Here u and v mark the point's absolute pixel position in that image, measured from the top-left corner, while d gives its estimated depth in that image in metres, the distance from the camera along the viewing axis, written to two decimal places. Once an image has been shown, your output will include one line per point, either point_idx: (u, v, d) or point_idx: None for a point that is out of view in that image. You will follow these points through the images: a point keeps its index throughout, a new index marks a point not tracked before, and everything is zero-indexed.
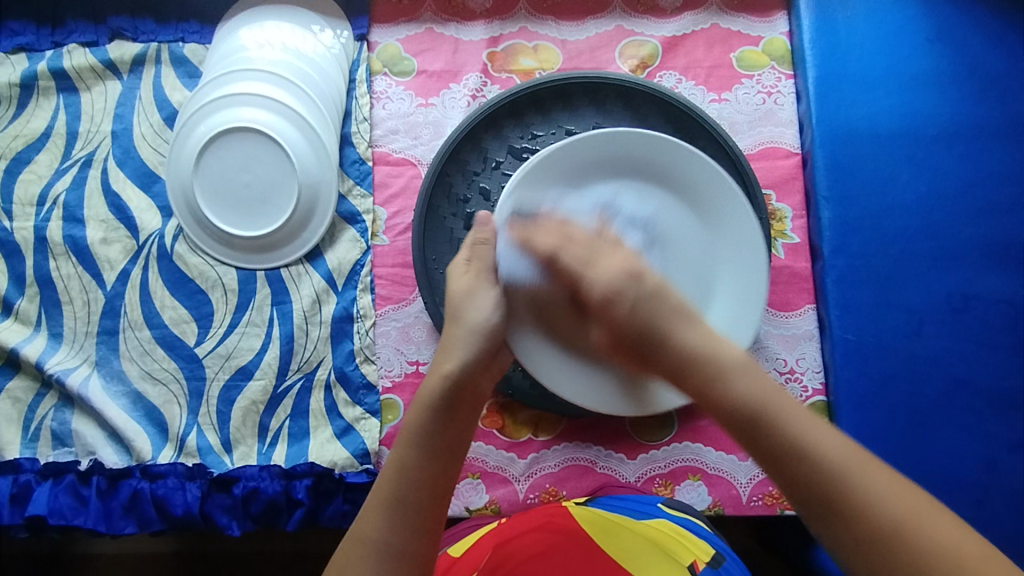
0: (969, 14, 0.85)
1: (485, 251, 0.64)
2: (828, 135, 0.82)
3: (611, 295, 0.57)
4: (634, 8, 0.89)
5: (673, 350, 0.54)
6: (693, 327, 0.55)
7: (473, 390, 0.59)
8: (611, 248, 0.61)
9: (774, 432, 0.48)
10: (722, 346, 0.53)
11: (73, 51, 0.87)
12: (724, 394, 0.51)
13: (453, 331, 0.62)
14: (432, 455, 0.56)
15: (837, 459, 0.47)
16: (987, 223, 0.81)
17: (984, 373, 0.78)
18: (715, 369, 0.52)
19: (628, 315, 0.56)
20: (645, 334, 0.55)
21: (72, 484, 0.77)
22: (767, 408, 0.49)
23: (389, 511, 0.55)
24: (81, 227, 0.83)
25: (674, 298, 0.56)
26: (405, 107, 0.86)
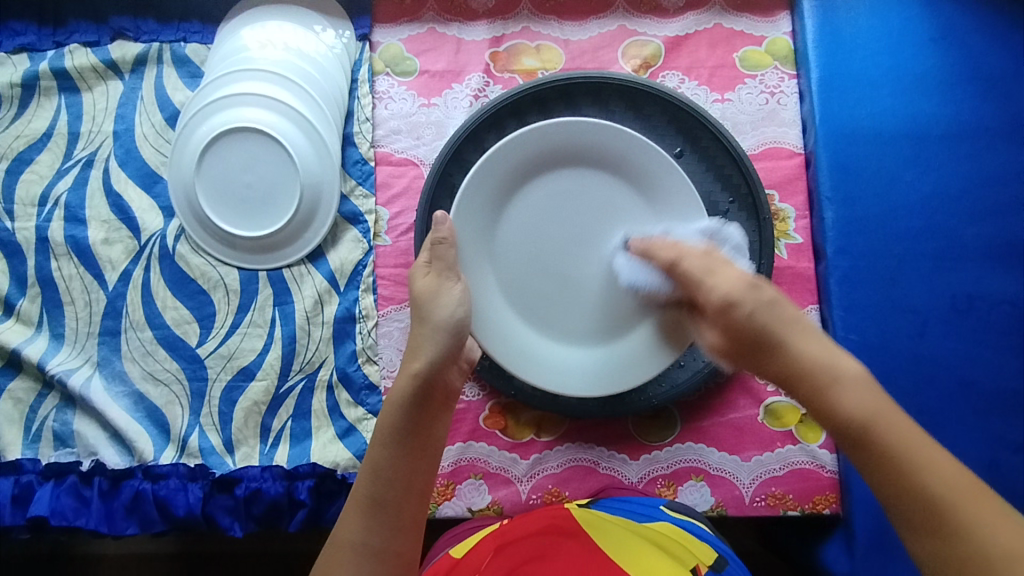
0: (973, 14, 0.85)
1: (445, 250, 0.68)
2: (831, 134, 0.82)
3: (731, 300, 0.60)
4: (636, 8, 0.88)
5: (785, 357, 0.57)
6: (813, 342, 0.57)
7: (443, 387, 0.63)
8: (722, 263, 0.64)
9: (884, 448, 0.52)
10: (841, 359, 0.56)
11: (75, 51, 0.87)
12: (834, 405, 0.54)
13: (421, 330, 0.65)
14: (404, 455, 0.60)
15: (949, 484, 0.50)
16: (992, 223, 0.81)
17: (988, 373, 0.78)
18: (829, 378, 0.55)
19: (746, 319, 0.59)
20: (761, 342, 0.58)
21: (74, 485, 0.77)
22: (874, 421, 0.52)
23: (367, 511, 0.59)
24: (83, 227, 0.83)
25: (792, 312, 0.60)
26: (408, 107, 0.86)
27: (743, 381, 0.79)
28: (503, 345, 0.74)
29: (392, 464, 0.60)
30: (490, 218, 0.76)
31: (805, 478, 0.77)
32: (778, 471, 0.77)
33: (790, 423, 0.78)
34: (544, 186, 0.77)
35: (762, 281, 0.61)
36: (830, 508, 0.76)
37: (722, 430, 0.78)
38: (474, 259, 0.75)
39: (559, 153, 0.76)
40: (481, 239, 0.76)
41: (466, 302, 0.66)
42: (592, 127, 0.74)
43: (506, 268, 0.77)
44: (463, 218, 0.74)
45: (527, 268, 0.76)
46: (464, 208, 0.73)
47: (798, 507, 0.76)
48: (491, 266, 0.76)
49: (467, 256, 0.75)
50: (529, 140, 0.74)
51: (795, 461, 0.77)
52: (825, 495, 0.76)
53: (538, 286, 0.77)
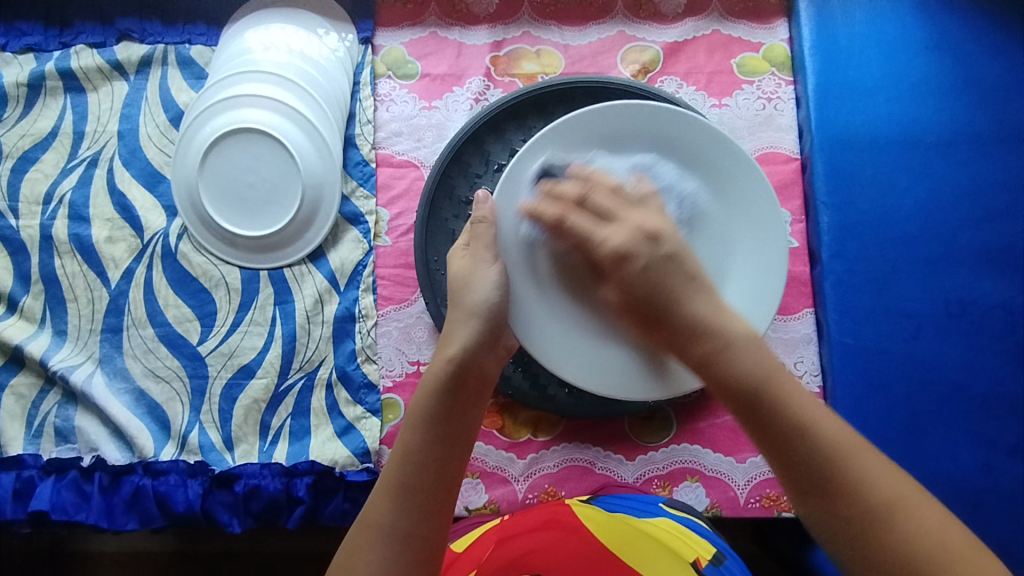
0: (968, 22, 0.85)
1: (482, 230, 0.65)
2: (827, 141, 0.83)
3: (626, 251, 0.57)
4: (636, 14, 0.90)
5: (678, 318, 0.55)
6: (705, 301, 0.55)
7: (477, 372, 0.61)
8: (634, 205, 0.60)
9: (775, 411, 0.49)
10: (732, 322, 0.54)
11: (81, 51, 0.88)
12: (724, 367, 0.51)
13: (455, 316, 0.63)
14: (436, 439, 0.57)
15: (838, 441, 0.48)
16: (985, 228, 0.81)
17: (982, 377, 0.78)
18: (719, 343, 0.52)
19: (640, 275, 0.56)
20: (655, 299, 0.55)
21: (75, 480, 0.77)
22: (766, 383, 0.50)
23: (395, 493, 0.55)
24: (87, 225, 0.84)
25: (688, 265, 0.57)
26: (409, 109, 0.87)
27: None
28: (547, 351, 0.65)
29: (423, 447, 0.57)
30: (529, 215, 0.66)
31: None
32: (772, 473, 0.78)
33: None
34: None
35: (663, 231, 0.58)
36: None
37: (717, 431, 0.79)
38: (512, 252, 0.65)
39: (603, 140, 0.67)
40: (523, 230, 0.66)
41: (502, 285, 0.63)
42: (629, 107, 0.66)
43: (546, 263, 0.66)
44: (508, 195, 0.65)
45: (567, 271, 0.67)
46: (510, 181, 0.65)
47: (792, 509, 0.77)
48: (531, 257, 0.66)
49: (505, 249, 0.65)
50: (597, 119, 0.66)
51: None
52: None
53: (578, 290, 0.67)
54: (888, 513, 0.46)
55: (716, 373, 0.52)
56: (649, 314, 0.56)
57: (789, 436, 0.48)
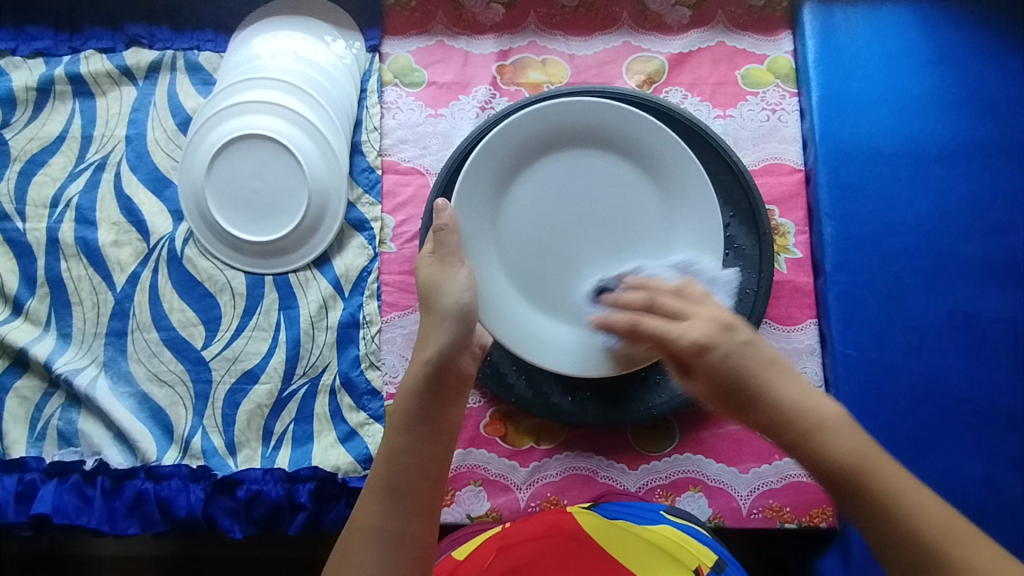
0: (971, 36, 0.86)
1: (447, 235, 0.69)
2: (831, 152, 0.84)
3: (704, 342, 0.55)
4: (641, 25, 0.90)
5: (770, 405, 0.53)
6: (788, 384, 0.54)
7: (456, 372, 0.63)
8: (696, 302, 0.60)
9: (879, 497, 0.50)
10: (820, 402, 0.53)
11: (91, 56, 0.88)
12: (825, 450, 0.51)
13: (429, 319, 0.66)
14: (420, 440, 0.60)
15: (943, 527, 0.49)
16: (988, 241, 0.82)
17: (985, 390, 0.78)
18: (815, 425, 0.52)
19: (722, 365, 0.54)
20: (738, 389, 0.54)
21: (77, 484, 0.77)
22: (867, 468, 0.50)
23: (385, 497, 0.58)
24: (94, 229, 0.84)
25: (765, 350, 0.55)
26: (416, 117, 0.87)
27: None
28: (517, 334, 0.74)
29: (408, 448, 0.60)
30: (492, 200, 0.77)
31: (801, 492, 0.77)
32: (775, 483, 0.78)
33: None
34: (528, 178, 0.78)
35: (734, 321, 0.57)
36: (826, 522, 0.77)
37: (720, 441, 0.79)
38: (479, 202, 0.76)
39: (544, 139, 0.78)
40: (494, 186, 0.77)
41: (471, 286, 0.67)
42: (558, 105, 0.76)
43: (509, 252, 0.78)
44: (489, 156, 0.76)
45: (524, 235, 0.78)
46: (465, 190, 0.75)
47: (794, 520, 0.77)
48: (495, 250, 0.77)
49: (472, 197, 0.76)
50: (532, 121, 0.76)
51: (792, 474, 0.78)
52: (821, 508, 0.77)
53: (533, 251, 0.78)
54: None
55: (813, 457, 0.52)
56: (731, 402, 0.55)
57: (896, 519, 0.49)
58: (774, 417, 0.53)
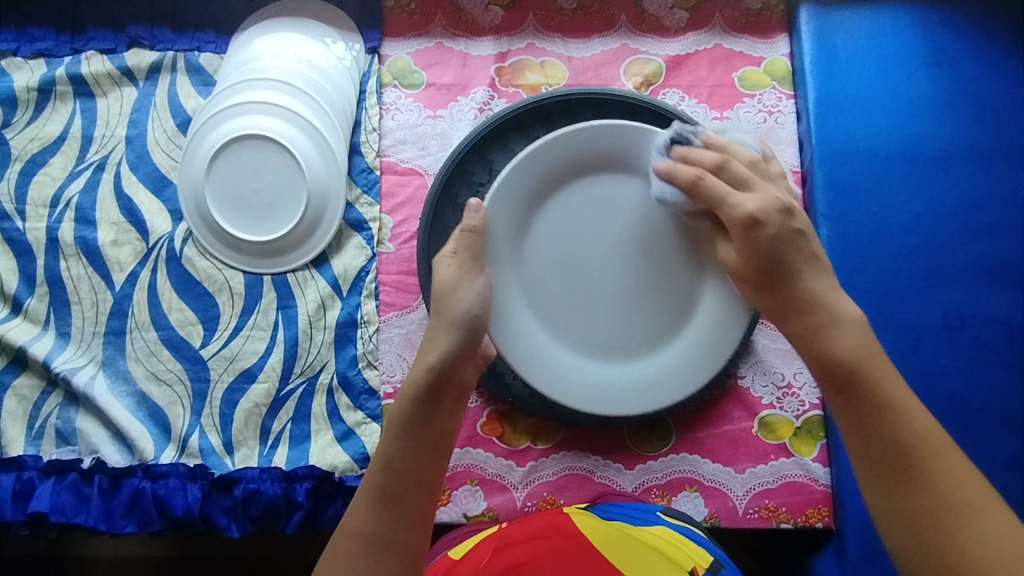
0: (967, 39, 0.87)
1: (472, 239, 0.68)
2: (827, 154, 0.84)
3: (757, 217, 0.63)
4: (639, 27, 0.91)
5: (795, 292, 0.62)
6: (820, 280, 0.63)
7: (457, 381, 0.63)
8: (766, 180, 0.68)
9: (868, 391, 0.57)
10: (844, 303, 0.61)
11: (92, 57, 0.89)
12: (829, 341, 0.59)
13: (436, 324, 0.65)
14: (417, 448, 0.60)
15: (922, 433, 0.55)
16: (984, 243, 0.82)
17: (981, 391, 0.79)
18: (829, 320, 0.60)
19: (769, 242, 0.63)
20: (769, 271, 0.63)
21: (74, 482, 0.78)
22: (864, 365, 0.57)
23: (378, 502, 0.58)
24: (93, 229, 0.85)
25: (812, 244, 0.64)
26: (414, 118, 0.88)
27: (738, 393, 0.80)
28: (553, 379, 0.73)
29: (404, 455, 0.59)
30: (518, 233, 0.75)
31: (797, 491, 0.78)
32: (771, 483, 0.78)
33: (784, 436, 0.79)
34: (554, 208, 0.76)
35: (794, 208, 0.65)
36: (822, 522, 0.77)
37: (717, 442, 0.79)
38: (500, 257, 0.74)
39: (569, 168, 0.76)
40: (511, 236, 0.75)
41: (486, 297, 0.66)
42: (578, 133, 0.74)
43: (537, 288, 0.76)
44: (499, 212, 0.73)
45: (550, 278, 0.76)
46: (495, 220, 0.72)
47: (791, 520, 0.77)
48: (522, 288, 0.76)
49: (495, 254, 0.73)
50: (554, 150, 0.74)
51: (788, 474, 0.78)
52: (817, 509, 0.77)
53: (562, 293, 0.76)
54: (957, 506, 0.52)
55: (820, 346, 0.60)
56: (768, 280, 0.64)
57: (878, 414, 0.56)
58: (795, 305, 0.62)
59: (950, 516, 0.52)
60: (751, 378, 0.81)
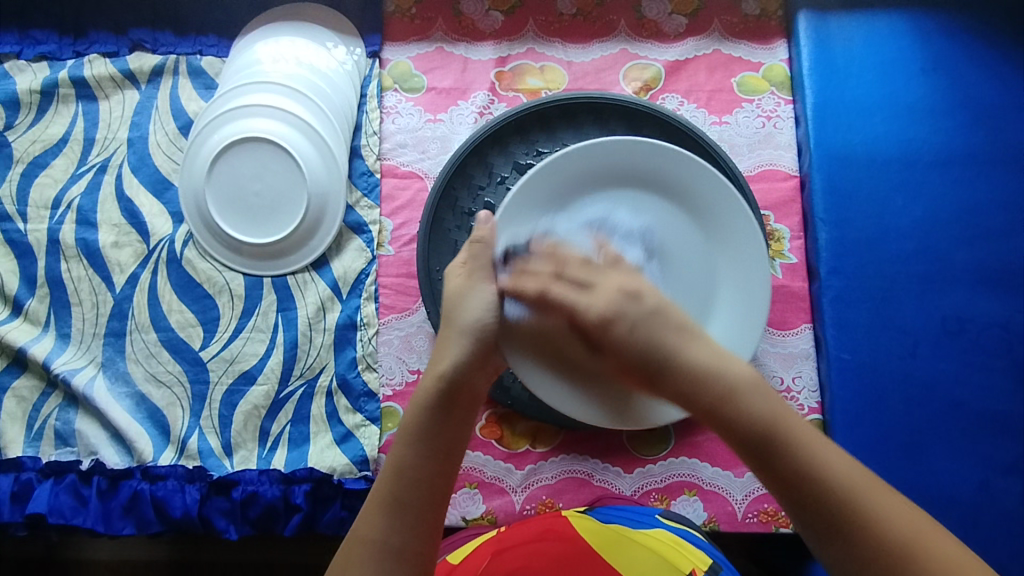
0: (964, 46, 0.87)
1: (480, 250, 0.63)
2: (826, 159, 0.84)
3: (611, 315, 0.56)
4: (638, 32, 0.91)
5: (680, 372, 0.53)
6: (701, 346, 0.54)
7: (471, 391, 0.59)
8: (607, 268, 0.60)
9: (789, 456, 0.49)
10: (732, 364, 0.53)
11: (94, 60, 0.89)
12: (737, 411, 0.50)
13: (447, 332, 0.60)
14: (431, 456, 0.56)
15: (851, 480, 0.48)
16: (982, 247, 0.82)
17: (980, 396, 0.79)
18: (726, 388, 0.51)
19: (629, 335, 0.54)
20: (648, 355, 0.54)
21: (73, 484, 0.78)
22: (777, 429, 0.49)
23: (390, 510, 0.55)
24: (94, 230, 0.85)
25: (674, 316, 0.55)
26: (414, 122, 0.88)
27: None
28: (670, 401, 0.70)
29: (417, 464, 0.56)
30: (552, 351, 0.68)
31: None
32: None
33: None
34: None
35: (639, 288, 0.57)
36: None
37: (716, 445, 0.79)
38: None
39: None
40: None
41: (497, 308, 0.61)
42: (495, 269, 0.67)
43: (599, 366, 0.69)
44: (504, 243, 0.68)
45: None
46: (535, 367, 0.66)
47: (790, 524, 0.77)
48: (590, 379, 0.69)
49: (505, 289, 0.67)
50: None
51: None
52: None
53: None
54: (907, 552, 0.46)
55: (730, 421, 0.51)
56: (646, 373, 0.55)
57: (805, 483, 0.48)
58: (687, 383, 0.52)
59: (905, 563, 0.46)
60: None
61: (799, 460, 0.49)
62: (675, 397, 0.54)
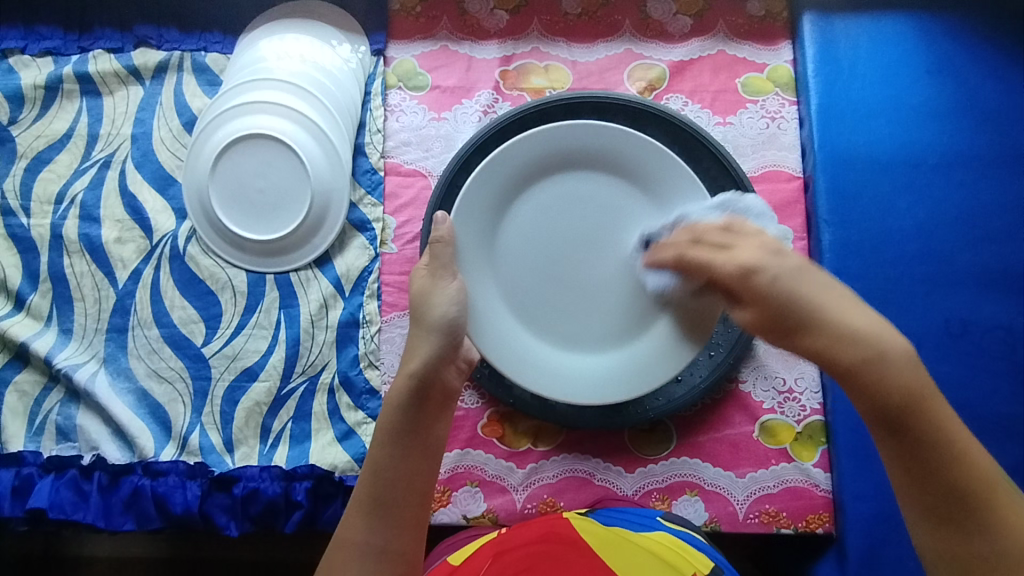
0: (968, 48, 0.87)
1: (441, 249, 0.72)
2: (829, 161, 0.84)
3: (754, 266, 0.64)
4: (643, 33, 0.91)
5: (828, 332, 0.60)
6: (856, 311, 0.61)
7: (440, 386, 0.67)
8: (742, 235, 0.68)
9: (922, 430, 0.58)
10: (887, 335, 0.60)
11: (99, 56, 0.89)
12: (880, 383, 0.58)
13: (417, 331, 0.69)
14: (404, 454, 0.65)
15: (980, 471, 0.57)
16: (986, 250, 0.82)
17: (983, 398, 0.79)
18: (875, 354, 0.59)
19: (769, 285, 0.63)
20: (793, 313, 0.62)
21: (74, 479, 0.78)
22: (918, 402, 0.58)
23: (370, 510, 0.64)
24: (97, 226, 0.85)
25: (820, 278, 0.64)
26: (419, 120, 0.88)
27: (739, 398, 0.80)
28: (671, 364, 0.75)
29: (392, 464, 0.64)
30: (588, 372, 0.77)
31: (798, 496, 0.77)
32: (772, 488, 0.78)
33: (785, 440, 0.79)
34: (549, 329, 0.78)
35: (782, 248, 0.66)
36: (823, 528, 0.77)
37: (717, 446, 0.79)
38: (473, 264, 0.77)
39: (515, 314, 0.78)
40: (481, 242, 0.78)
41: (459, 300, 0.70)
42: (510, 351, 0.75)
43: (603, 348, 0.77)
44: (465, 224, 0.76)
45: (526, 277, 0.78)
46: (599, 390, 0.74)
47: (791, 525, 0.77)
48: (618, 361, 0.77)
49: (468, 263, 0.76)
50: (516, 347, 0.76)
51: (789, 479, 0.78)
52: (818, 514, 0.77)
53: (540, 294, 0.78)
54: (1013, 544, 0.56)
55: (870, 386, 0.58)
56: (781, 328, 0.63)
57: (934, 457, 0.57)
58: (828, 345, 0.60)
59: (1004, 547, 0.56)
60: (752, 383, 0.81)
61: (931, 438, 0.57)
62: (812, 354, 0.61)
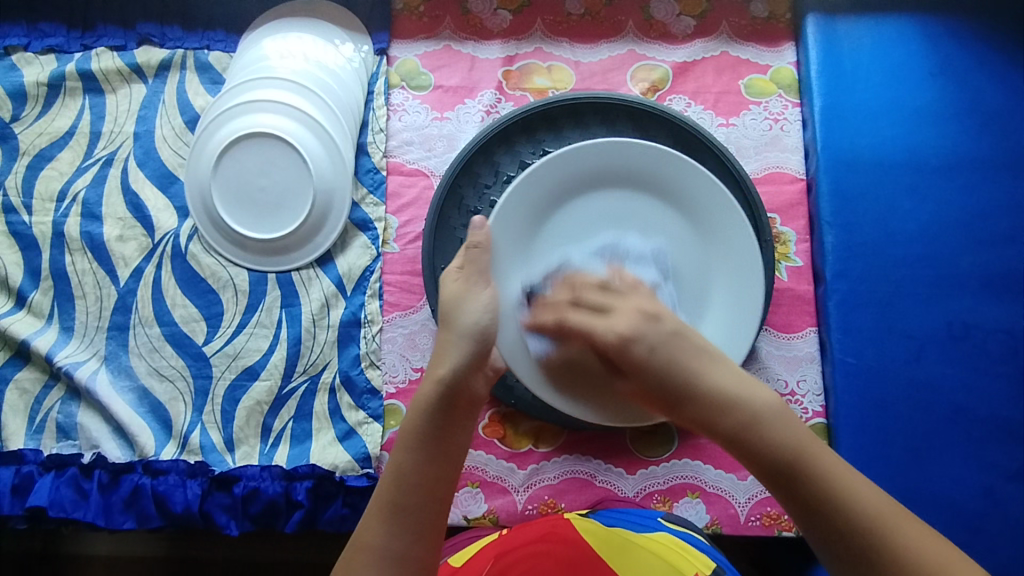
0: (972, 51, 0.87)
1: (478, 254, 0.67)
2: (832, 163, 0.84)
3: (629, 335, 0.60)
4: (646, 33, 0.91)
5: (701, 396, 0.57)
6: (722, 371, 0.58)
7: (468, 393, 0.61)
8: (622, 294, 0.65)
9: (811, 480, 0.52)
10: (756, 393, 0.56)
11: (102, 54, 0.90)
12: (760, 442, 0.54)
13: (446, 336, 0.63)
14: (429, 460, 0.59)
15: (878, 510, 0.50)
16: (988, 253, 0.82)
17: (984, 401, 0.79)
18: (747, 416, 0.55)
19: (648, 355, 0.59)
20: (668, 381, 0.58)
21: (74, 477, 0.78)
22: (800, 453, 0.53)
23: (389, 516, 0.58)
24: (99, 224, 0.85)
25: (693, 338, 0.60)
26: (421, 119, 0.88)
27: None
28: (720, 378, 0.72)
29: (417, 468, 0.59)
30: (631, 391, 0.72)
31: None
32: (773, 491, 0.78)
33: None
34: None
35: (658, 312, 0.62)
36: None
37: (718, 448, 0.79)
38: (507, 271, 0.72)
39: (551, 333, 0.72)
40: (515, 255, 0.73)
41: (493, 308, 0.65)
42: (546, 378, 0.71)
43: None
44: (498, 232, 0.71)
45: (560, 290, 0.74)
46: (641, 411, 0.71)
47: (792, 528, 0.77)
48: None
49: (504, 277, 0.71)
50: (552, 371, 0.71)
51: None
52: None
53: None
54: None
55: (753, 451, 0.54)
56: (668, 396, 0.59)
57: (832, 509, 0.51)
58: (706, 412, 0.56)
59: None
60: None
61: (822, 491, 0.51)
62: (693, 422, 0.58)
